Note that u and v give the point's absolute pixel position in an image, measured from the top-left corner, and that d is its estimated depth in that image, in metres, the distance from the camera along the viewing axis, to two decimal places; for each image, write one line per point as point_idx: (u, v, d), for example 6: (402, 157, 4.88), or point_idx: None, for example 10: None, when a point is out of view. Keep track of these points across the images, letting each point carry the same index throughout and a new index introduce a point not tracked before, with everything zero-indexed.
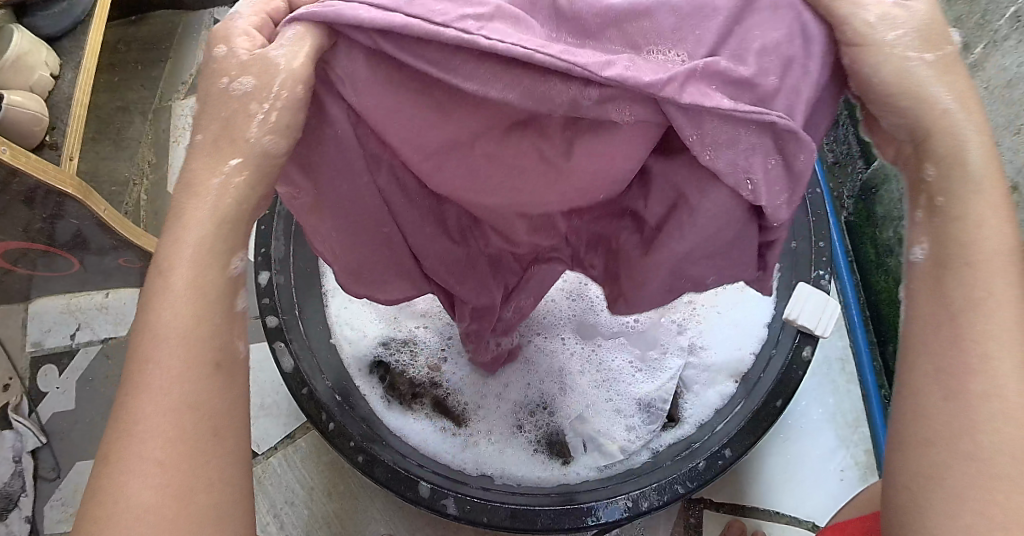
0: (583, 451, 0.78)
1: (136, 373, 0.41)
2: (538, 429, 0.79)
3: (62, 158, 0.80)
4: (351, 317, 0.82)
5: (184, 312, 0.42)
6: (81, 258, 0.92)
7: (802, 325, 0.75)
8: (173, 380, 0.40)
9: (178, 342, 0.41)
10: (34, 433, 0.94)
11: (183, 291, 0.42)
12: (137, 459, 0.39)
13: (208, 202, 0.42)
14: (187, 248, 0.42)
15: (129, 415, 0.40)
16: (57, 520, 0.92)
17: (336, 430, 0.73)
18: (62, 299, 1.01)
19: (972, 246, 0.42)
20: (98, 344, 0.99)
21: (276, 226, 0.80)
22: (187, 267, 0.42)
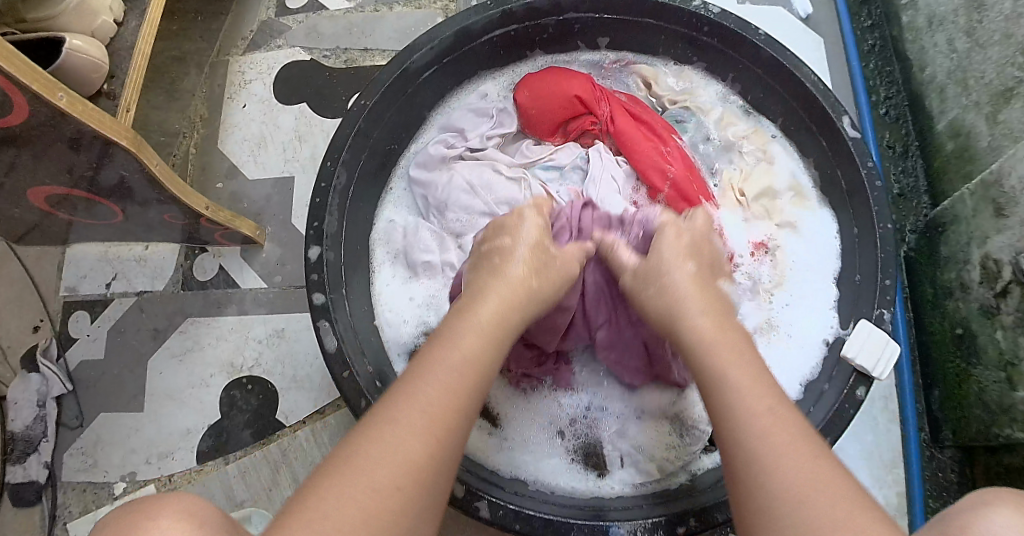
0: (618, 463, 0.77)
1: (379, 425, 0.50)
2: (574, 438, 0.79)
3: (119, 110, 0.75)
4: (392, 306, 0.86)
5: (437, 393, 0.52)
6: (124, 210, 0.90)
7: (860, 365, 0.72)
8: (405, 434, 0.49)
9: (430, 409, 0.51)
10: (60, 379, 0.94)
11: (449, 371, 0.53)
12: (345, 494, 0.46)
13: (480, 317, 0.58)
14: (468, 339, 0.56)
15: (351, 457, 0.48)
16: (75, 469, 0.92)
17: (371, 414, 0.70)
18: (101, 248, 1.01)
19: (732, 382, 0.54)
20: (134, 297, 0.98)
21: (330, 202, 0.79)
22: (463, 353, 0.55)
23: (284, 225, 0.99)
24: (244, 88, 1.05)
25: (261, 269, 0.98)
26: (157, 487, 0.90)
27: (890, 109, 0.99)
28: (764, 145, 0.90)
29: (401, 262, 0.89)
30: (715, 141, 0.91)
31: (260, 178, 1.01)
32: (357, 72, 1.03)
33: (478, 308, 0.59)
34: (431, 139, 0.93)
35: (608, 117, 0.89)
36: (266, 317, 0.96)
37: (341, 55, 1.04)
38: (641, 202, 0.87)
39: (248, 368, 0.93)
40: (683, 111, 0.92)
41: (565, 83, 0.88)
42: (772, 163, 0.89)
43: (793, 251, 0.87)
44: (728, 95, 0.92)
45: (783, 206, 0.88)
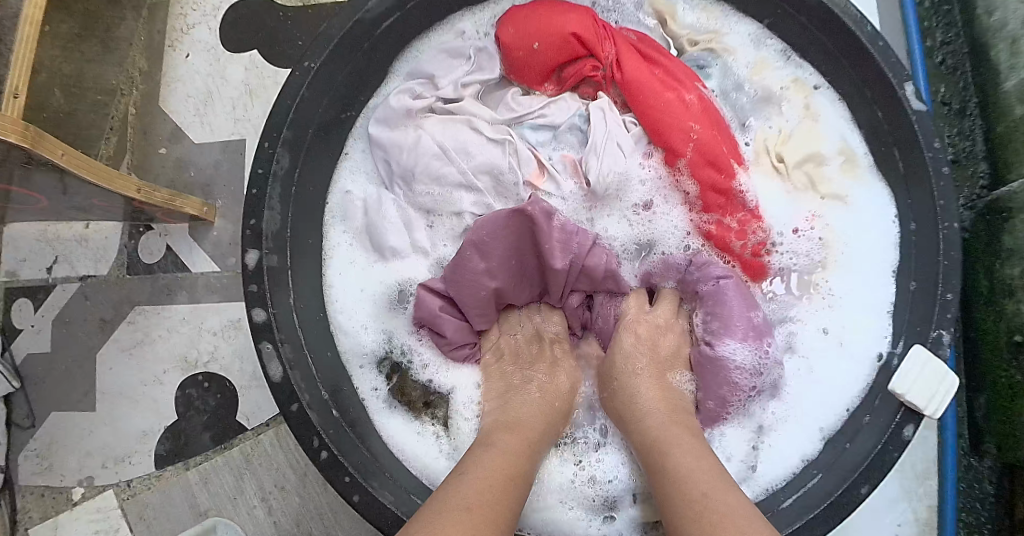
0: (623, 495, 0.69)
1: (444, 501, 0.52)
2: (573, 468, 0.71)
3: (4, 96, 0.62)
4: (355, 306, 0.74)
5: (494, 477, 0.56)
6: (48, 196, 0.78)
7: (910, 403, 0.61)
8: (470, 506, 0.51)
9: (485, 491, 0.54)
10: (6, 377, 0.85)
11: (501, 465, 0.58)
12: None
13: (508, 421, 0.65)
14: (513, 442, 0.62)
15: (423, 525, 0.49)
16: (30, 473, 0.86)
17: (330, 459, 0.62)
18: (39, 228, 0.90)
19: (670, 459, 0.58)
20: (77, 283, 0.88)
21: (272, 191, 0.67)
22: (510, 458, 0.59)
23: (236, 197, 0.88)
24: (186, 34, 0.91)
25: (213, 250, 0.87)
26: (117, 492, 0.84)
27: (947, 58, 0.82)
28: (806, 98, 0.76)
29: (364, 243, 0.77)
30: (740, 85, 0.77)
31: (208, 141, 0.89)
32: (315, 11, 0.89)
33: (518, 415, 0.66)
34: (394, 90, 0.77)
35: (613, 62, 0.74)
36: (224, 307, 0.86)
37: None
38: (655, 168, 0.75)
39: (204, 364, 0.85)
40: (705, 54, 0.78)
41: (560, 18, 0.72)
42: (817, 121, 0.76)
43: (842, 228, 0.75)
44: (764, 38, 0.77)
45: (830, 175, 0.75)
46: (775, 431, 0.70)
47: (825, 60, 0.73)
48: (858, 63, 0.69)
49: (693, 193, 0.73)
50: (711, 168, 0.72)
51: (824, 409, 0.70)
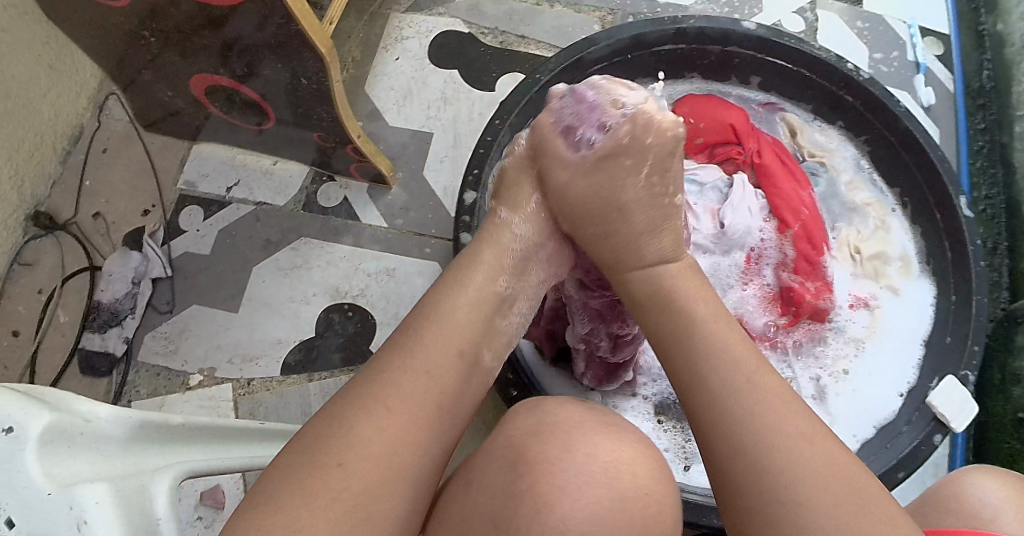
0: (700, 461, 0.81)
1: (336, 438, 0.48)
2: (667, 409, 0.84)
3: (325, 20, 0.81)
4: None
5: (408, 378, 0.52)
6: (271, 120, 0.93)
7: (941, 413, 0.75)
8: (373, 434, 0.49)
9: (396, 410, 0.50)
10: (161, 262, 0.96)
11: (439, 347, 0.54)
12: (311, 512, 0.45)
13: (463, 299, 0.58)
14: (455, 310, 0.57)
15: (327, 460, 0.47)
16: (154, 351, 0.94)
17: None
18: (231, 153, 1.02)
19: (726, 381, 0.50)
20: (251, 206, 0.98)
21: (492, 155, 0.83)
22: (441, 338, 0.55)
23: (416, 173, 0.96)
24: (399, 42, 1.04)
25: (385, 210, 0.95)
26: (234, 387, 0.91)
27: (987, 208, 1.02)
28: (883, 215, 0.91)
29: None
30: (837, 200, 0.92)
31: (401, 127, 0.99)
32: (509, 56, 1.02)
33: (460, 287, 0.59)
34: None
35: (755, 153, 0.87)
36: (382, 254, 0.93)
37: (497, 35, 1.03)
38: (769, 231, 0.85)
39: (353, 296, 0.92)
40: (818, 166, 0.93)
41: (725, 111, 0.88)
42: (888, 233, 0.90)
43: (891, 316, 0.87)
44: (862, 161, 0.93)
45: (890, 273, 0.89)
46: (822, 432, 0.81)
47: (904, 182, 0.89)
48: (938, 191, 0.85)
49: (789, 257, 0.84)
50: (812, 246, 0.84)
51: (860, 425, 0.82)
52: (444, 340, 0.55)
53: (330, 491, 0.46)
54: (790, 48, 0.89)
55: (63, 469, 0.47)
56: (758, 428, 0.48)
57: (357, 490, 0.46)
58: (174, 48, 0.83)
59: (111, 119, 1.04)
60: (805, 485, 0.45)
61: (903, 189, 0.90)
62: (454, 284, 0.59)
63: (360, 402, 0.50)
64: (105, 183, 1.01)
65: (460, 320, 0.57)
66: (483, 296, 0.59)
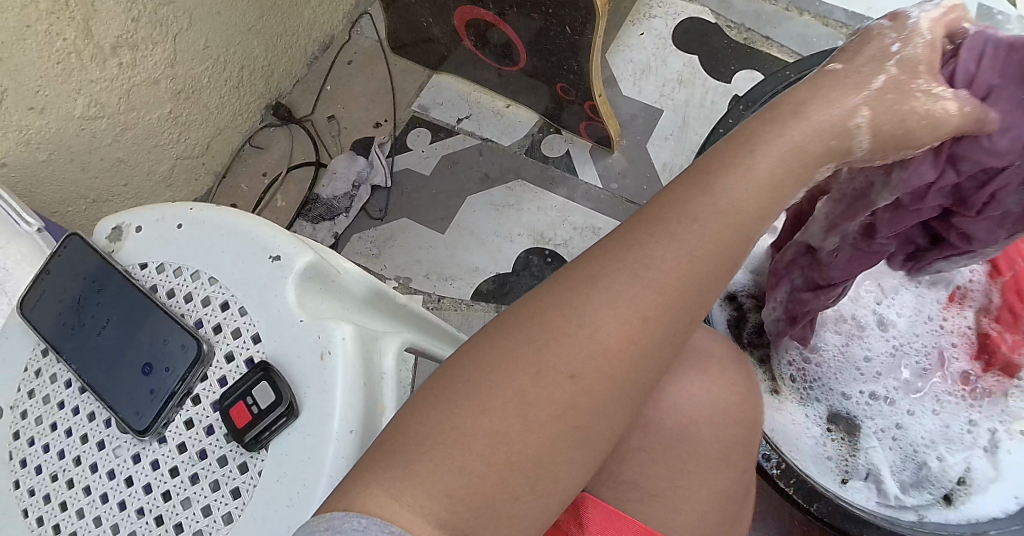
0: (859, 478, 0.77)
1: (542, 343, 0.40)
2: (834, 420, 0.81)
3: None
4: None
5: (657, 275, 0.41)
6: (517, 63, 0.97)
7: None
8: (586, 345, 0.40)
9: (627, 314, 0.40)
10: (383, 172, 1.03)
11: (712, 234, 0.42)
12: (485, 433, 0.38)
13: (762, 171, 0.43)
14: (740, 187, 0.43)
15: (518, 373, 0.39)
16: (359, 251, 1.01)
17: None
18: (467, 88, 1.07)
19: None
20: (476, 140, 1.03)
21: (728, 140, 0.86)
22: (721, 225, 0.42)
23: (638, 144, 0.99)
24: (647, 19, 1.07)
25: (602, 171, 0.98)
26: (424, 300, 0.97)
27: None
28: None
29: None
30: None
31: (634, 98, 1.01)
32: (752, 53, 1.02)
33: (756, 157, 0.43)
34: None
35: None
36: (587, 210, 0.97)
37: (742, 32, 1.04)
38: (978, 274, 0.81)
39: (556, 244, 0.96)
40: None
41: None
42: None
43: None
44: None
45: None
46: (986, 489, 0.75)
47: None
48: None
49: (994, 303, 0.79)
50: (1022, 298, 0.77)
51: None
52: (717, 228, 0.42)
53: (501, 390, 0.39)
54: None
55: (312, 303, 0.51)
56: None
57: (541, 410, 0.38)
58: None
59: (362, 36, 1.13)
60: None
61: None
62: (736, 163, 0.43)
63: (588, 291, 0.41)
64: (343, 91, 1.10)
65: (708, 254, 0.42)
66: (786, 175, 0.44)
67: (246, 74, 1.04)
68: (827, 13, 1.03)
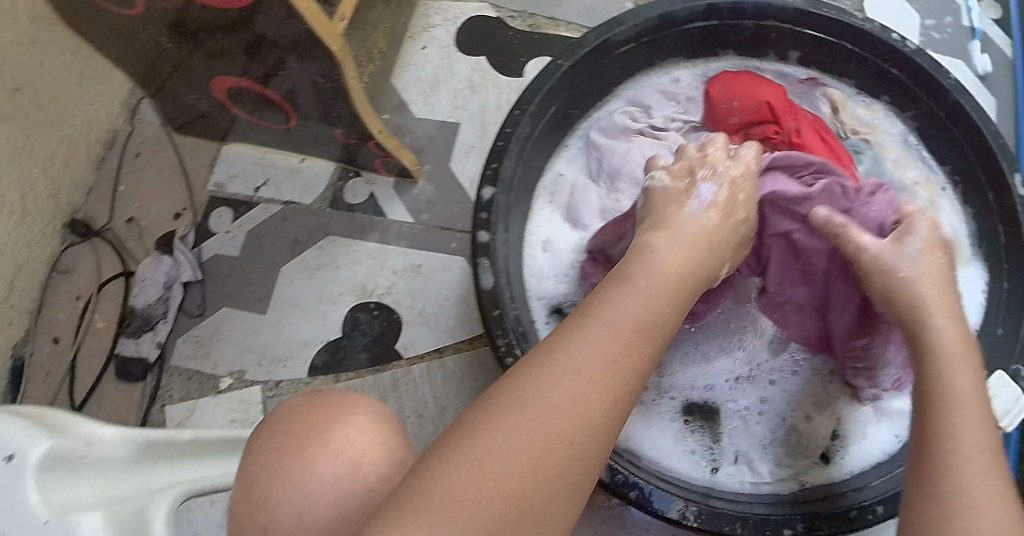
0: (731, 463, 0.79)
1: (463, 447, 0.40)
2: (698, 411, 0.81)
3: (335, 17, 0.79)
4: (534, 266, 0.85)
5: (563, 392, 0.42)
6: (292, 116, 0.91)
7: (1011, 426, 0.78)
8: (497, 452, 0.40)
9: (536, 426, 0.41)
10: (191, 266, 0.95)
11: (603, 357, 0.44)
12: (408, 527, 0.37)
13: (637, 305, 0.48)
14: (626, 315, 0.47)
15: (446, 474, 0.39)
16: (186, 354, 0.94)
17: (508, 355, 0.73)
18: (258, 152, 1.00)
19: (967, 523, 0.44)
20: (279, 205, 0.96)
21: (510, 149, 0.79)
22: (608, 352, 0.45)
23: (442, 167, 0.93)
24: (426, 31, 1.00)
25: (411, 205, 0.93)
26: (263, 389, 0.91)
27: None
28: (934, 196, 0.91)
29: (562, 212, 0.88)
30: (885, 175, 0.91)
31: (427, 118, 0.95)
32: (540, 39, 0.97)
33: (621, 301, 0.48)
34: (616, 109, 0.92)
35: (794, 132, 0.81)
36: (403, 250, 0.91)
37: (526, 19, 0.98)
38: None
39: (378, 294, 0.90)
40: (862, 143, 0.92)
41: (761, 89, 0.84)
42: (938, 214, 0.90)
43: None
44: (910, 138, 0.93)
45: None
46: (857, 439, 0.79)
47: (957, 160, 0.89)
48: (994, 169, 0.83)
49: None
50: None
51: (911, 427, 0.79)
52: (619, 348, 0.45)
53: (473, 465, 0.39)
54: (830, 21, 0.86)
55: (58, 494, 0.46)
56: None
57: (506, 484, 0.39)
58: (184, 51, 0.82)
59: (144, 124, 1.05)
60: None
61: (954, 169, 0.89)
62: (603, 295, 0.50)
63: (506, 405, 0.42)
64: (138, 188, 1.02)
65: (619, 358, 0.45)
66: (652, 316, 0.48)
67: (30, 201, 0.92)
68: None
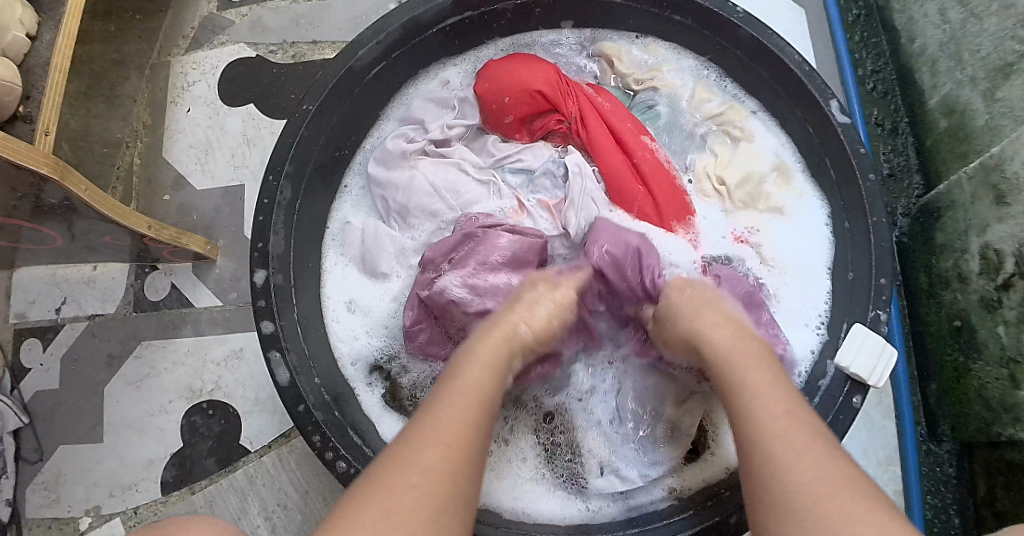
0: (599, 478, 0.74)
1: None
2: (557, 438, 0.76)
3: (36, 133, 0.69)
4: (338, 330, 0.81)
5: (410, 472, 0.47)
6: (66, 232, 0.84)
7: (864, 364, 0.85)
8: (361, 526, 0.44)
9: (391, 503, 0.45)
10: (14, 412, 0.88)
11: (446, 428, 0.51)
12: None
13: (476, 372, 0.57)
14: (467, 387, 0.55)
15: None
16: (37, 505, 0.88)
17: (322, 442, 0.68)
18: (49, 270, 0.95)
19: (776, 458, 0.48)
20: (85, 321, 0.93)
21: (276, 218, 0.75)
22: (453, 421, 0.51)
23: (236, 237, 0.95)
24: (188, 90, 1.02)
25: (216, 286, 0.93)
26: (125, 520, 0.86)
27: (877, 84, 0.95)
28: (742, 122, 0.85)
29: (357, 264, 0.84)
30: (684, 122, 0.86)
31: (209, 187, 0.97)
32: (306, 67, 1.00)
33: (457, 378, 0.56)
34: (390, 133, 0.86)
35: (578, 119, 0.81)
36: (226, 336, 0.91)
37: (287, 50, 1.01)
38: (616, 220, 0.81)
39: (209, 391, 0.89)
40: (651, 93, 0.86)
41: (529, 75, 0.80)
42: (752, 142, 0.84)
43: (780, 238, 0.81)
44: (703, 69, 0.86)
45: (770, 190, 0.82)
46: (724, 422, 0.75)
47: (762, 91, 0.82)
48: (800, 100, 0.77)
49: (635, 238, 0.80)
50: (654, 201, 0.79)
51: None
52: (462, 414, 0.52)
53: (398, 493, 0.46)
54: None
55: None
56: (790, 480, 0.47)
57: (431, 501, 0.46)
58: None
59: None
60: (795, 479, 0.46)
61: (764, 102, 0.83)
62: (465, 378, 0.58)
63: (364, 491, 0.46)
64: None
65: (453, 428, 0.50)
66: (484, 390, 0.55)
67: None
68: None
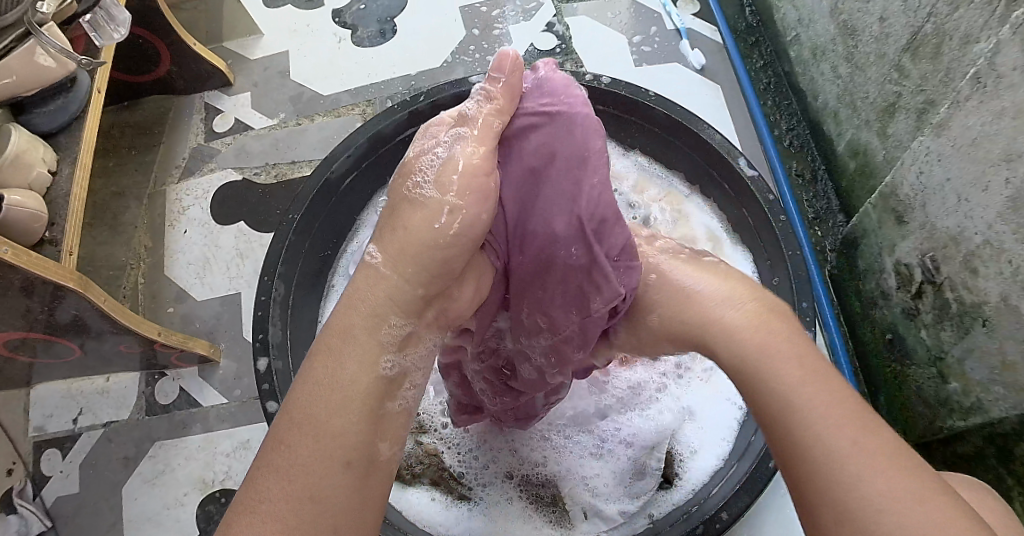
0: (583, 519, 0.78)
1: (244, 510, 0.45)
2: (537, 485, 0.81)
3: (63, 254, 0.82)
4: None
5: (321, 417, 0.48)
6: (80, 344, 0.92)
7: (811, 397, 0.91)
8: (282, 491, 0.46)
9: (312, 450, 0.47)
10: (38, 516, 0.94)
11: (335, 397, 0.50)
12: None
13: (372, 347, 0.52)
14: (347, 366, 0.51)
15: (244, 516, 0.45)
16: None
17: None
18: (63, 384, 1.02)
19: (821, 437, 0.45)
20: (101, 428, 0.99)
21: (272, 312, 0.81)
22: (341, 386, 0.50)
23: (237, 339, 1.01)
24: (183, 215, 1.07)
25: (222, 384, 1.00)
26: None
27: (794, 139, 1.07)
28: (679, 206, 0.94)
29: None
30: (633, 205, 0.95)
31: (209, 297, 1.02)
32: (288, 186, 1.07)
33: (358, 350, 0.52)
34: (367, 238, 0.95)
35: None
36: (231, 430, 0.98)
37: (271, 170, 1.08)
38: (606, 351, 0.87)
39: (220, 481, 0.95)
40: None
41: None
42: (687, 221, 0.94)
43: None
44: (644, 163, 0.96)
45: None
46: (688, 458, 0.80)
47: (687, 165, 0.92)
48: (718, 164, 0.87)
49: None
50: None
51: (729, 423, 0.82)
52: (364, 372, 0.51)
53: (246, 520, 0.45)
54: None
55: None
56: (845, 476, 0.43)
57: (319, 468, 0.47)
58: None
59: None
60: (857, 485, 0.42)
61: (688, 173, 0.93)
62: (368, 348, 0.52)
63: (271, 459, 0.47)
64: None
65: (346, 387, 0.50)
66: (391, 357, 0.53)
67: None
68: (335, 103, 1.12)
